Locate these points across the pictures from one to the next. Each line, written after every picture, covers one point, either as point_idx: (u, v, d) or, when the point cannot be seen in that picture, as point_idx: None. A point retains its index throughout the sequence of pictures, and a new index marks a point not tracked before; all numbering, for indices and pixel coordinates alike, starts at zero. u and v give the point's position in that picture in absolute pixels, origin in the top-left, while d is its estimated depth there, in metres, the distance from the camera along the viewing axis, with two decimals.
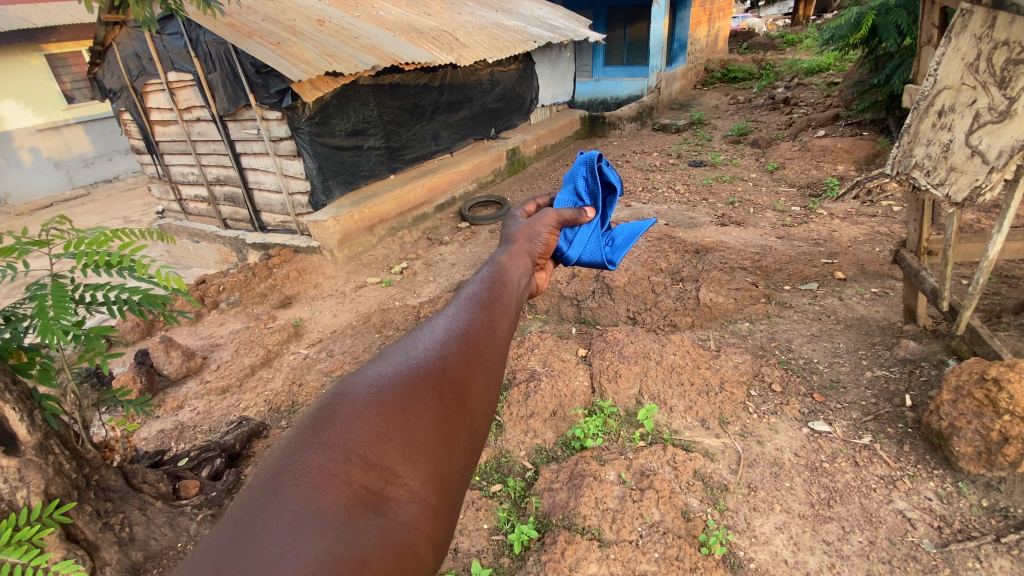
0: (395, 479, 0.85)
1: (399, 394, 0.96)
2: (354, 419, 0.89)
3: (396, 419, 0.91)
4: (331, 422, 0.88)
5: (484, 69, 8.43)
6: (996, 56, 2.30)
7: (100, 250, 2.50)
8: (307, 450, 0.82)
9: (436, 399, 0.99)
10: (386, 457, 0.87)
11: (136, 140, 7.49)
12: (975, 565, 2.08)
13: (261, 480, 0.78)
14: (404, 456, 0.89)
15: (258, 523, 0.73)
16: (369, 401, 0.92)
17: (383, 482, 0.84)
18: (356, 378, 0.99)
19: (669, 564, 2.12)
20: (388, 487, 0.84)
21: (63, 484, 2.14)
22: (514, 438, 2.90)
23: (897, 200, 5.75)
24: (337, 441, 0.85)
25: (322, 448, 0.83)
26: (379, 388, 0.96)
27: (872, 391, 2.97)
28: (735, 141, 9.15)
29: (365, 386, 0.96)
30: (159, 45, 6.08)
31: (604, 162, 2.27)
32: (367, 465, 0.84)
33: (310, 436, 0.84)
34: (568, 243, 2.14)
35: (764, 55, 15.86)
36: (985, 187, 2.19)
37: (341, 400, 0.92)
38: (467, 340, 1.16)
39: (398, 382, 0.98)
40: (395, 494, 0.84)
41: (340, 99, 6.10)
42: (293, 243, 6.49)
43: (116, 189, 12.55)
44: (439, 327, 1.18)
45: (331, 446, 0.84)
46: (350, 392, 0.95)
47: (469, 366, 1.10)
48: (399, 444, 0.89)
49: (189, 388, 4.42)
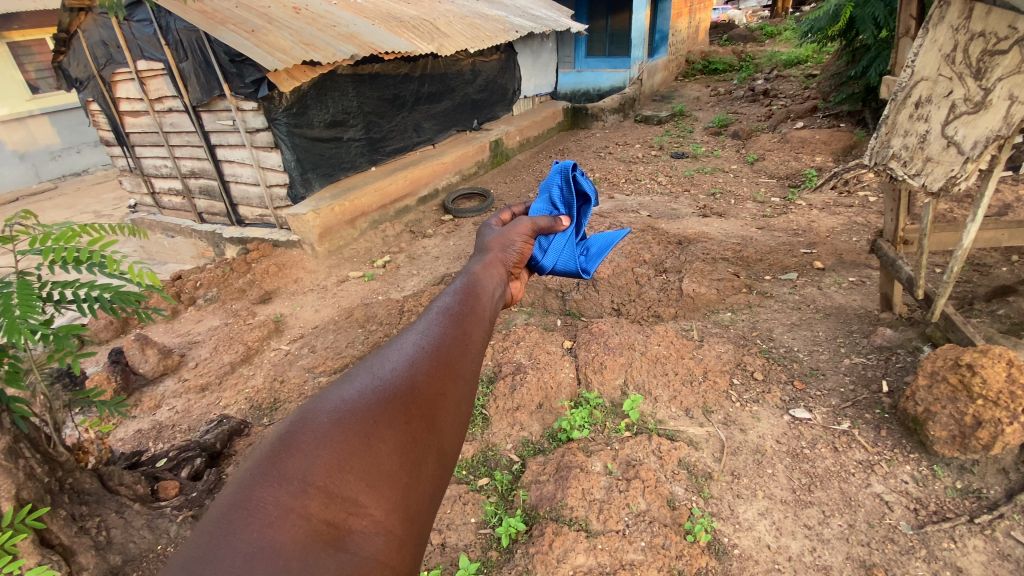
0: (357, 510, 0.82)
1: (365, 420, 0.93)
2: (316, 449, 0.85)
3: (360, 446, 0.88)
4: (292, 451, 0.84)
5: (465, 59, 8.30)
6: (972, 47, 2.34)
7: (68, 245, 2.40)
8: (264, 484, 0.78)
9: (403, 423, 0.96)
10: (348, 487, 0.83)
11: (106, 131, 7.21)
12: (950, 545, 2.15)
13: (215, 518, 0.75)
14: (367, 486, 0.85)
15: (209, 564, 0.69)
16: (331, 428, 0.89)
17: (344, 514, 0.81)
18: (319, 402, 0.95)
19: (656, 552, 2.15)
20: (350, 518, 0.81)
21: (35, 488, 2.08)
22: (500, 431, 2.89)
23: (873, 190, 5.88)
24: (296, 474, 0.81)
25: (280, 482, 0.79)
26: (342, 414, 0.92)
27: (849, 377, 3.04)
28: (716, 133, 9.22)
29: (327, 412, 0.92)
30: (127, 33, 5.86)
31: (579, 172, 2.29)
32: (328, 497, 0.81)
33: (267, 470, 0.80)
34: (542, 252, 2.12)
35: (743, 46, 15.97)
36: (960, 177, 2.27)
37: (302, 427, 0.88)
38: (437, 359, 1.13)
39: (364, 407, 0.94)
40: (357, 526, 0.81)
41: (318, 90, 5.97)
42: (271, 237, 6.33)
43: (86, 183, 12.14)
44: (408, 346, 1.14)
45: (289, 479, 0.80)
46: (311, 418, 0.91)
47: (437, 388, 1.08)
48: (362, 472, 0.86)
49: (167, 386, 4.32)
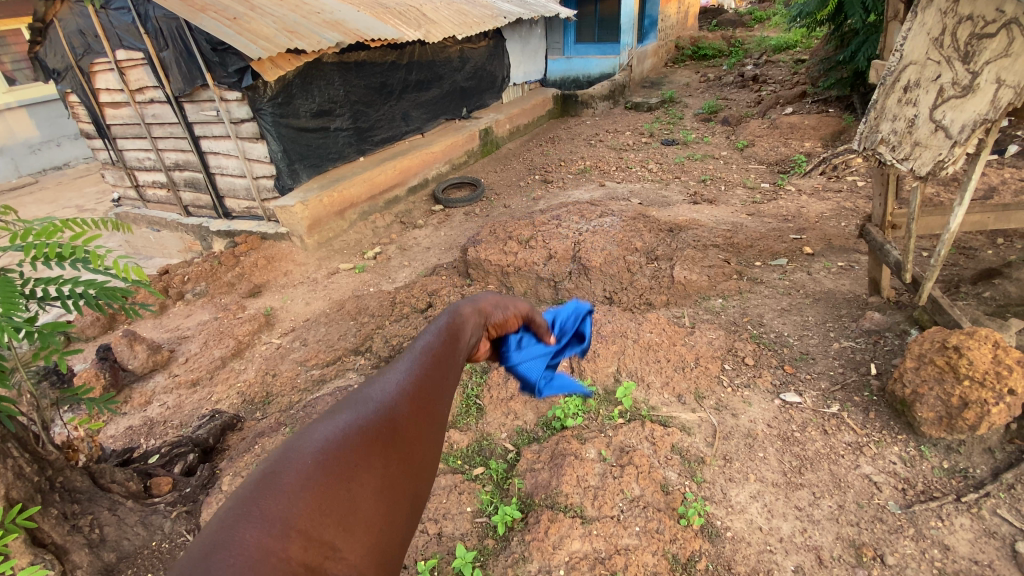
0: (333, 554, 0.81)
1: (347, 456, 0.90)
2: (298, 491, 0.82)
3: (339, 489, 0.86)
4: (273, 487, 0.82)
5: (453, 46, 8.18)
6: (961, 30, 2.32)
7: (49, 241, 2.34)
8: (246, 525, 0.76)
9: (383, 463, 0.93)
10: (326, 531, 0.82)
11: (85, 124, 7.03)
12: (937, 523, 2.20)
13: (191, 558, 0.72)
14: (344, 527, 0.84)
15: None
16: (313, 468, 0.85)
17: (321, 556, 0.79)
18: (302, 437, 0.90)
19: (650, 537, 2.17)
20: (326, 561, 0.79)
21: (24, 488, 2.10)
22: (494, 421, 2.90)
23: (861, 175, 5.92)
24: (277, 514, 0.79)
25: (261, 523, 0.77)
26: (325, 451, 0.88)
27: (838, 360, 3.08)
28: (706, 119, 9.20)
29: (310, 450, 0.88)
30: (105, 22, 5.69)
31: (590, 318, 2.11)
32: (307, 540, 0.79)
33: (249, 508, 0.78)
34: (517, 347, 1.65)
35: (733, 31, 15.90)
36: (948, 161, 2.34)
37: (284, 466, 0.85)
38: (420, 396, 1.07)
39: (347, 444, 0.91)
40: (333, 570, 0.79)
41: (303, 78, 5.86)
42: (260, 230, 6.24)
43: (67, 177, 11.87)
44: (391, 374, 1.09)
45: (269, 519, 0.78)
46: (294, 454, 0.87)
47: (418, 426, 1.03)
48: (341, 517, 0.84)
49: (158, 382, 4.29)
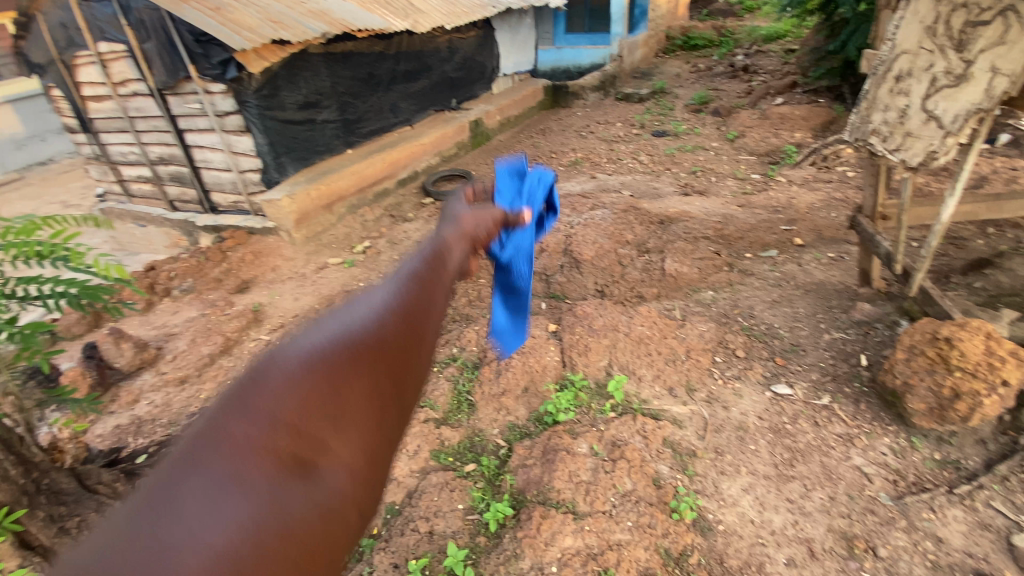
0: (324, 448, 0.80)
1: (333, 362, 0.85)
2: (284, 390, 0.79)
3: (330, 388, 0.83)
4: (257, 392, 0.78)
5: (442, 36, 8.05)
6: (955, 18, 2.33)
7: (29, 239, 2.27)
8: (232, 420, 0.74)
9: (375, 365, 0.91)
10: (316, 429, 0.79)
11: (69, 118, 6.86)
12: (929, 515, 2.22)
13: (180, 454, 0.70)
14: (330, 429, 0.81)
15: (178, 492, 0.67)
16: (301, 367, 0.82)
17: (311, 451, 0.78)
18: (288, 342, 0.86)
19: (643, 532, 2.17)
20: (317, 456, 0.78)
21: (9, 491, 2.09)
22: (486, 416, 2.88)
23: (851, 166, 5.92)
24: (263, 410, 0.76)
25: (246, 418, 0.75)
26: (313, 352, 0.85)
27: (829, 352, 3.08)
28: (698, 110, 9.16)
29: (297, 352, 0.84)
30: (87, 14, 5.54)
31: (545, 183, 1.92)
32: (296, 435, 0.77)
33: (234, 405, 0.76)
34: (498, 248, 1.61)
35: (723, 21, 15.81)
36: (939, 151, 2.33)
37: (270, 365, 0.81)
38: (411, 305, 1.03)
39: (336, 348, 0.87)
40: (323, 465, 0.78)
41: (289, 70, 5.75)
42: (247, 224, 6.14)
43: (52, 172, 11.59)
44: (381, 287, 1.05)
45: (256, 414, 0.76)
46: (280, 355, 0.83)
47: (410, 333, 0.99)
48: (331, 414, 0.82)
49: (145, 380, 4.22)
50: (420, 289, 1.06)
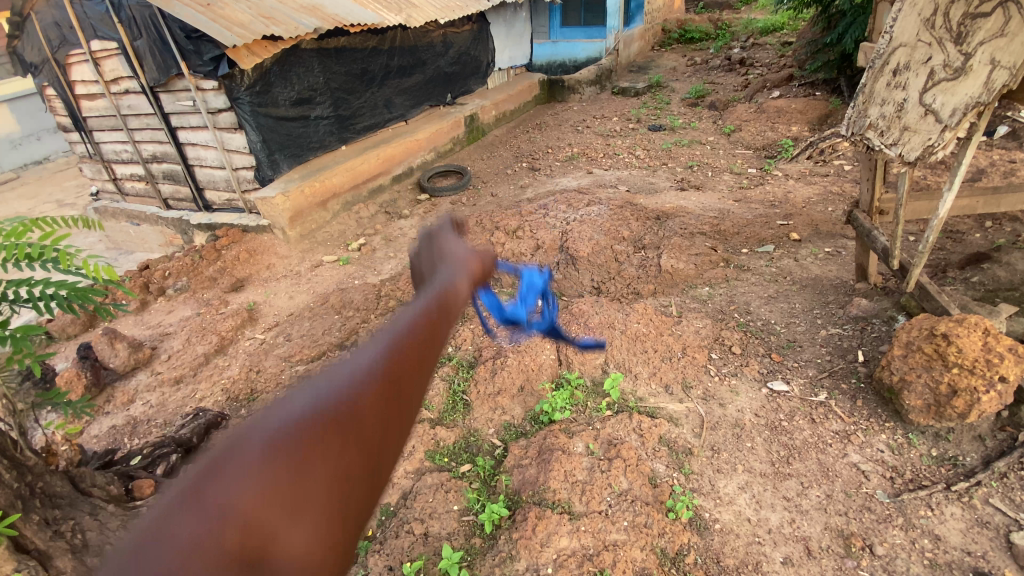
0: (279, 541, 0.71)
1: (303, 440, 0.77)
2: (243, 473, 0.70)
3: (297, 472, 0.75)
4: (216, 476, 0.69)
5: (436, 31, 7.97)
6: (954, 10, 2.28)
7: (19, 241, 2.22)
8: (182, 514, 0.65)
9: (347, 445, 0.83)
10: (273, 518, 0.71)
11: (62, 117, 6.77)
12: (926, 512, 2.22)
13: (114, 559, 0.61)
14: (292, 516, 0.73)
15: None
16: (267, 447, 0.73)
17: (264, 544, 0.69)
18: (255, 415, 0.78)
19: (639, 532, 2.16)
20: (269, 548, 0.70)
21: (4, 495, 2.03)
22: (482, 416, 2.86)
23: (848, 159, 5.90)
24: (217, 501, 0.67)
25: (196, 514, 0.66)
26: (281, 430, 0.75)
27: (826, 348, 3.07)
28: (694, 104, 9.12)
29: (265, 429, 0.75)
30: (79, 11, 5.47)
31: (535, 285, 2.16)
32: (250, 529, 0.68)
33: (183, 495, 0.67)
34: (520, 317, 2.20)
35: (719, 13, 15.70)
36: (938, 145, 2.29)
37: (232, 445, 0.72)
38: (396, 368, 0.96)
39: (309, 420, 0.79)
40: (276, 562, 0.70)
41: (281, 66, 5.69)
42: (241, 222, 6.08)
43: (49, 171, 11.47)
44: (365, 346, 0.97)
45: (208, 507, 0.67)
46: (246, 432, 0.74)
47: (388, 403, 0.92)
48: (293, 502, 0.73)
49: (139, 380, 4.19)
50: (407, 359, 0.98)
